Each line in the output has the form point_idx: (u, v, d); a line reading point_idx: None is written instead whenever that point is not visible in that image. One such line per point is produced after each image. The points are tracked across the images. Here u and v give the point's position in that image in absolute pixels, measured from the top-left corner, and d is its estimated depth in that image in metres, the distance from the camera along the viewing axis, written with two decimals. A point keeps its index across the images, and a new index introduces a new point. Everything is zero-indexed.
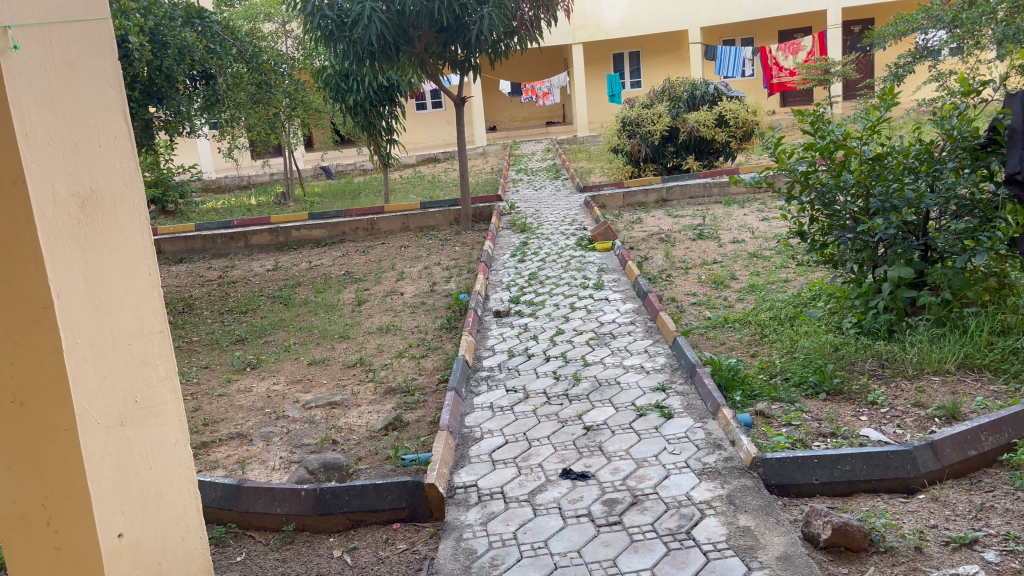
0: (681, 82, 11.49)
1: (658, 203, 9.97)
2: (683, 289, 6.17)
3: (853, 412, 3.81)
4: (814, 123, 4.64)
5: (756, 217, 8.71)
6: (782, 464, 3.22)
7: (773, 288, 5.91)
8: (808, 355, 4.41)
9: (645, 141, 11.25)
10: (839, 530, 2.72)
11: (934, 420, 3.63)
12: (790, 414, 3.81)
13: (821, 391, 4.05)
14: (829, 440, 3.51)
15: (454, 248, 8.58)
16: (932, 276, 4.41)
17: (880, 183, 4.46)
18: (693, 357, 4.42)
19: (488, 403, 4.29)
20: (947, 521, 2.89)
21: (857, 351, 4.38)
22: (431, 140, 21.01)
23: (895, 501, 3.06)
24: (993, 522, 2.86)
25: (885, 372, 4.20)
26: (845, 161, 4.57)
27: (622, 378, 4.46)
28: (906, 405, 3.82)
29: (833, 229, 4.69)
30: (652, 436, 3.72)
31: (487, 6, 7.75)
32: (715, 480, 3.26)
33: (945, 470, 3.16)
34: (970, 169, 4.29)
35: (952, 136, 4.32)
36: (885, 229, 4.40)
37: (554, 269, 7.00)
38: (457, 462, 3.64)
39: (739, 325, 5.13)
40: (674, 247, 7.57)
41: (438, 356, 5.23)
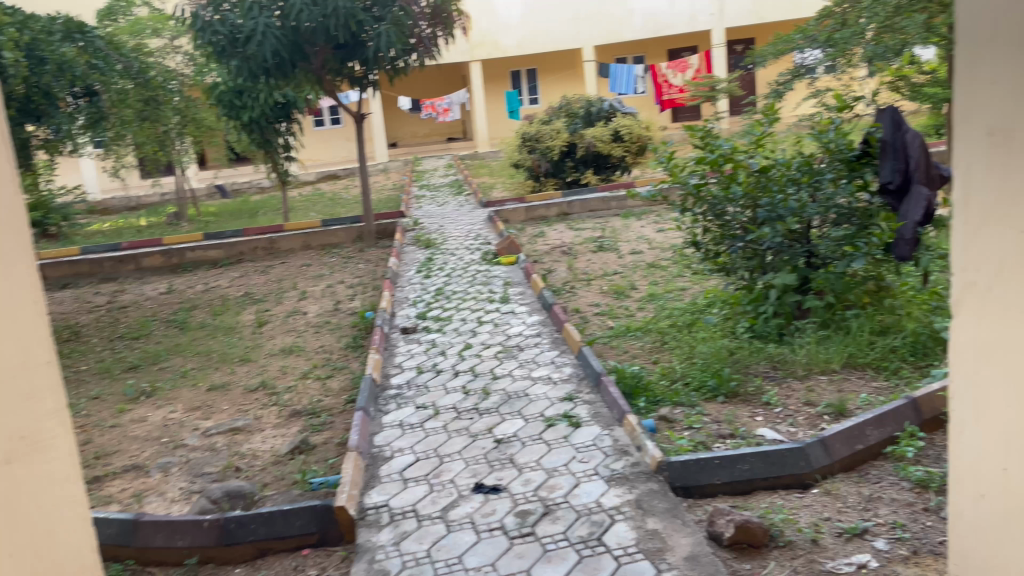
0: (577, 98, 11.79)
1: (560, 216, 10.17)
2: (586, 299, 6.31)
3: (749, 413, 3.99)
4: (704, 138, 4.92)
5: (653, 228, 8.99)
6: (685, 466, 3.33)
7: (670, 296, 6.13)
8: (706, 359, 4.60)
9: (545, 156, 11.47)
10: (741, 527, 2.84)
11: (823, 417, 3.85)
12: (692, 417, 3.95)
13: (719, 394, 4.21)
14: (728, 441, 3.66)
15: (358, 266, 8.47)
16: (817, 281, 4.70)
17: (767, 195, 4.72)
18: (598, 366, 4.54)
19: (398, 421, 4.26)
20: (840, 513, 3.06)
21: (751, 355, 4.60)
22: (330, 157, 20.72)
23: (792, 497, 3.22)
24: (881, 512, 3.04)
25: (777, 374, 4.42)
26: (733, 174, 4.82)
27: (531, 391, 4.50)
28: (798, 404, 4.03)
29: (725, 239, 4.91)
30: (562, 445, 3.78)
31: (384, 23, 7.73)
32: (623, 485, 3.34)
33: (835, 464, 3.35)
34: (847, 179, 4.59)
35: (829, 148, 4.63)
36: (773, 238, 4.65)
37: (459, 284, 7.02)
38: (367, 483, 3.59)
39: (640, 333, 5.28)
40: (576, 259, 7.73)
41: (344, 376, 5.14)
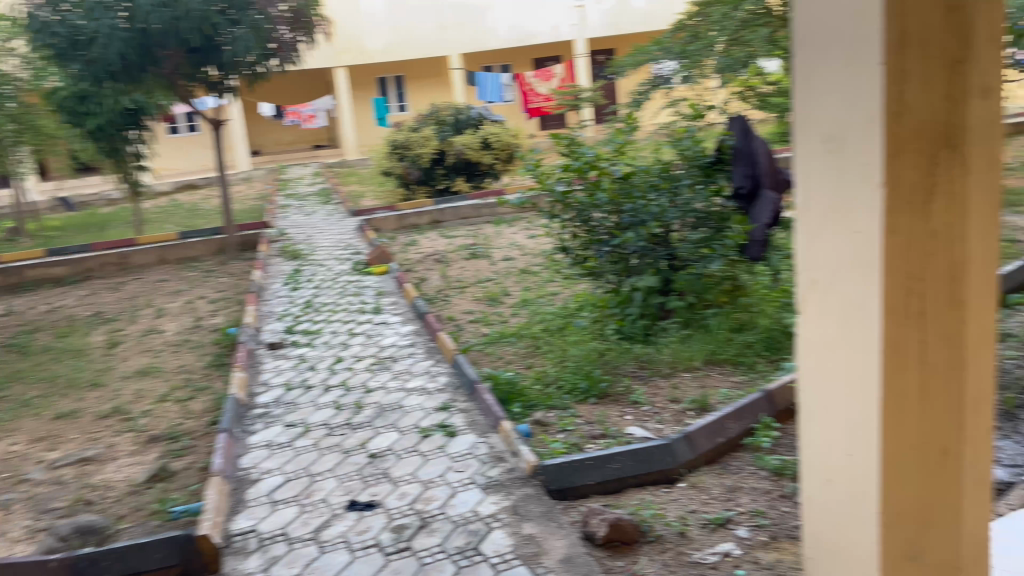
0: (445, 106, 11.79)
1: (431, 224, 10.13)
2: (460, 307, 6.30)
3: (620, 412, 4.10)
4: (569, 145, 5.03)
5: (524, 235, 9.11)
6: (559, 469, 3.38)
7: (542, 301, 6.22)
8: (577, 362, 4.69)
9: (415, 164, 11.40)
10: (614, 525, 2.91)
11: (688, 413, 4.01)
12: (565, 420, 4.01)
13: (591, 395, 4.30)
14: (600, 441, 3.74)
15: (220, 280, 8.09)
16: (678, 282, 4.92)
17: (629, 201, 4.87)
18: (473, 374, 4.54)
19: (265, 441, 4.08)
20: (704, 505, 3.18)
21: (620, 355, 4.73)
22: (188, 166, 19.74)
23: (661, 492, 3.33)
24: (742, 501, 3.19)
25: (645, 373, 4.57)
26: (598, 181, 4.95)
27: (405, 402, 4.43)
28: (664, 401, 4.18)
29: (592, 244, 5.01)
30: (437, 456, 3.74)
31: (241, 27, 7.45)
32: (499, 492, 3.34)
33: (700, 458, 3.49)
34: (703, 184, 4.84)
35: (686, 155, 4.89)
36: (637, 242, 4.80)
37: (329, 296, 6.84)
38: (233, 508, 3.42)
39: (514, 339, 5.32)
40: (449, 267, 7.71)
41: (207, 397, 4.88)
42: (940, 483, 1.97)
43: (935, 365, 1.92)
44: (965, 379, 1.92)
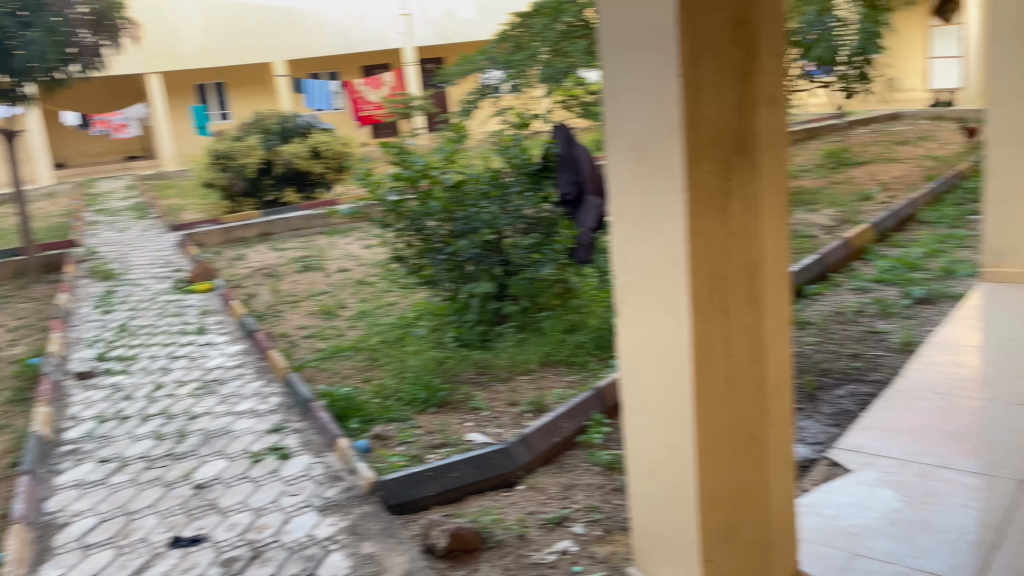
0: (270, 114, 11.36)
1: (260, 237, 9.72)
2: (293, 322, 6.08)
3: (459, 420, 4.10)
4: (399, 154, 4.97)
5: (359, 245, 8.93)
6: (399, 483, 3.33)
7: (379, 312, 6.12)
8: (416, 371, 4.65)
9: (240, 175, 10.90)
10: (454, 535, 2.91)
11: (525, 415, 4.08)
12: (404, 432, 3.95)
13: (430, 405, 4.27)
14: (440, 451, 3.72)
15: (19, 306, 7.33)
16: (512, 287, 5.00)
17: (461, 209, 4.89)
18: (307, 392, 4.38)
19: (75, 481, 3.73)
20: (542, 505, 3.24)
21: (458, 363, 4.74)
22: None
23: (500, 496, 3.36)
24: (578, 498, 3.28)
25: (484, 378, 4.60)
26: (429, 190, 4.94)
27: (233, 426, 4.20)
28: (502, 405, 4.23)
29: (427, 253, 4.98)
30: (270, 481, 3.57)
31: (33, 29, 6.79)
32: (336, 513, 3.24)
33: (536, 459, 3.55)
34: (531, 192, 4.98)
35: (514, 163, 4.99)
36: (471, 250, 4.84)
37: (147, 317, 6.38)
38: (37, 559, 3.10)
39: (351, 353, 5.18)
40: (280, 281, 7.42)
41: (5, 436, 4.39)
42: (747, 468, 2.09)
43: (738, 359, 2.03)
44: (763, 368, 2.06)
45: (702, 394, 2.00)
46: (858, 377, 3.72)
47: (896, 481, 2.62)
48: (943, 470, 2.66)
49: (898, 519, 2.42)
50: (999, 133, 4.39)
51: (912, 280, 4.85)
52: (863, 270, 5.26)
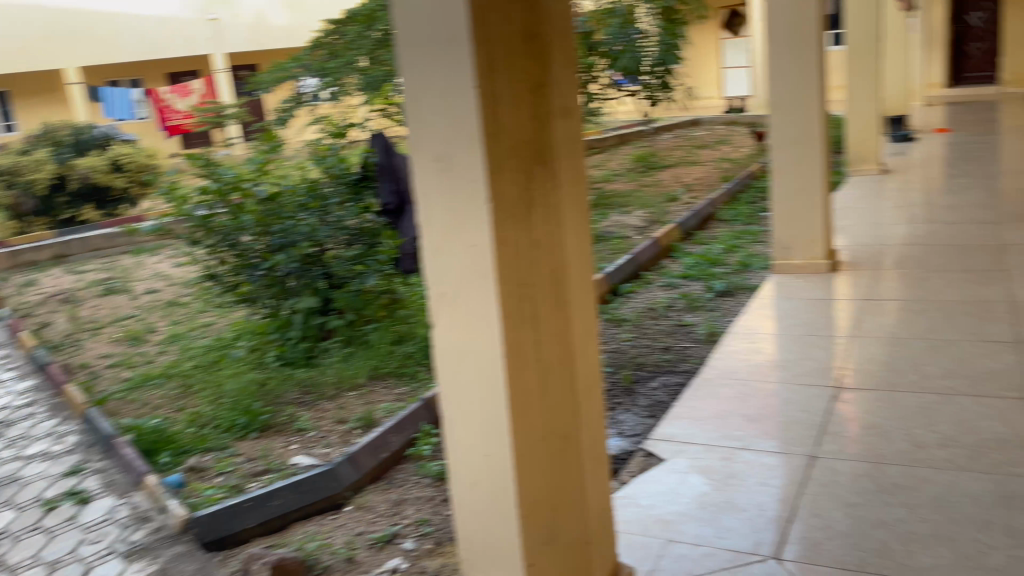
0: (60, 125, 10.38)
1: (54, 259, 8.85)
2: (94, 352, 5.56)
3: (284, 443, 3.87)
4: (206, 165, 4.70)
5: (169, 262, 8.35)
6: (215, 517, 3.13)
7: (194, 334, 5.73)
8: (234, 397, 4.31)
9: (27, 192, 9.88)
10: (277, 567, 2.75)
11: (355, 432, 3.90)
12: (222, 462, 3.68)
13: (251, 430, 4.00)
14: (262, 478, 3.51)
15: None
16: (336, 300, 4.79)
17: (277, 222, 4.67)
18: (109, 428, 4.07)
19: None
20: (370, 525, 3.15)
21: (280, 384, 4.46)
22: None
23: (326, 520, 3.23)
24: (407, 513, 3.22)
25: (310, 399, 4.35)
26: (241, 203, 4.70)
27: (23, 472, 3.83)
28: (330, 424, 4.03)
29: (243, 270, 4.71)
30: (66, 530, 3.28)
31: None
32: (144, 558, 3.05)
33: (364, 477, 3.45)
34: (351, 202, 4.88)
35: (331, 172, 4.87)
36: (289, 264, 4.61)
37: None
38: None
39: (162, 381, 4.76)
40: (79, 307, 6.78)
41: None
42: (563, 473, 2.09)
43: (550, 366, 2.03)
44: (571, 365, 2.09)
45: (517, 406, 1.95)
46: (669, 369, 3.93)
47: (704, 466, 2.76)
48: (743, 451, 2.81)
49: (706, 503, 2.54)
50: (780, 137, 4.80)
51: (715, 275, 5.21)
52: (671, 268, 5.58)
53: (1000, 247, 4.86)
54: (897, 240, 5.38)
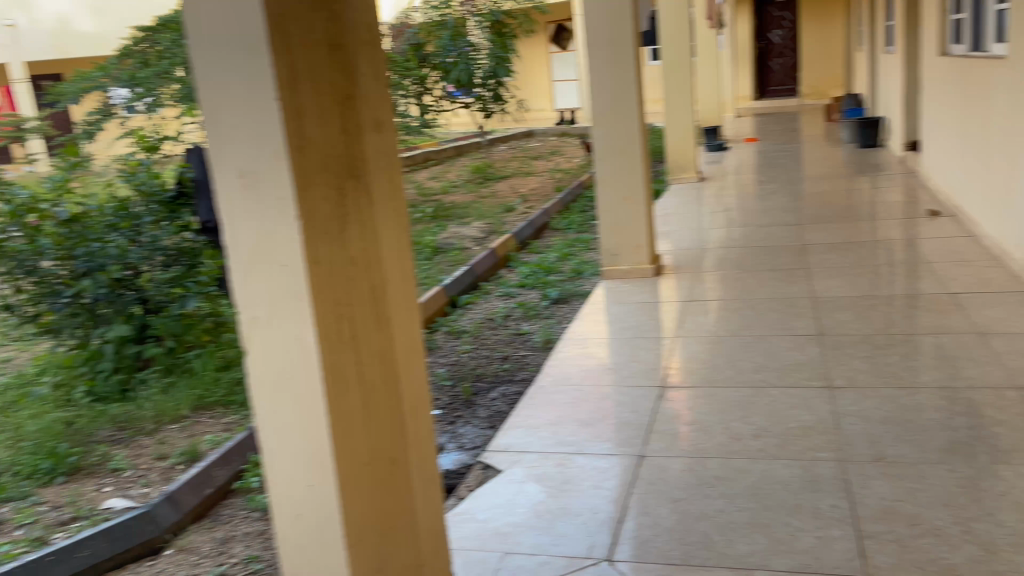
0: None
1: None
2: None
3: (95, 486, 3.52)
4: None
5: None
6: None
7: None
8: (35, 440, 3.84)
9: None
10: None
11: (178, 467, 3.62)
12: (21, 513, 3.28)
13: (57, 474, 3.61)
14: (69, 527, 3.17)
15: None
16: (154, 327, 4.48)
17: (82, 245, 4.24)
18: None
19: None
20: (194, 568, 2.92)
21: (92, 421, 4.06)
22: None
23: (144, 567, 2.96)
24: (236, 551, 3.02)
25: (125, 435, 4.00)
26: (39, 226, 4.18)
27: None
28: (149, 461, 3.71)
29: (44, 298, 4.22)
30: None
31: None
32: None
33: (186, 517, 3.21)
34: (167, 221, 4.58)
35: (143, 190, 4.55)
36: (97, 291, 4.24)
37: None
38: None
39: None
40: None
41: None
42: (396, 515, 1.91)
43: (377, 395, 1.83)
44: (400, 399, 1.91)
45: (343, 443, 1.73)
46: (507, 379, 3.94)
47: (539, 474, 2.75)
48: (577, 456, 2.84)
49: (542, 510, 2.52)
50: (603, 147, 4.98)
51: (549, 283, 5.32)
52: (509, 277, 5.64)
53: (803, 247, 5.28)
54: (715, 243, 5.72)
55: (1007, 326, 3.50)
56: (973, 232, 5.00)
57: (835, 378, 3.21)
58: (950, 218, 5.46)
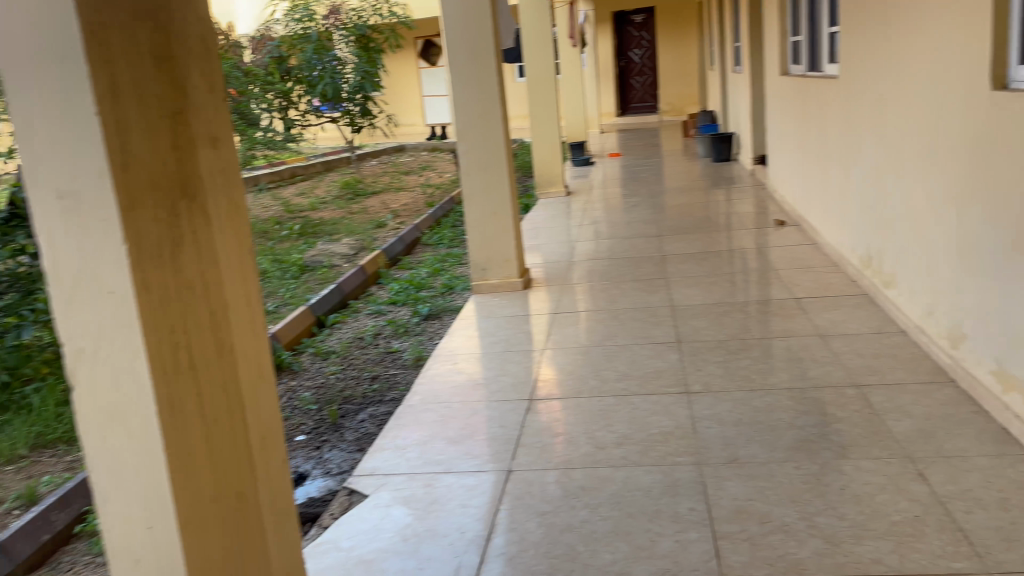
0: None
1: None
2: None
3: None
4: None
5: None
6: None
7: None
8: None
9: None
10: None
11: (12, 512, 3.30)
12: None
13: None
14: None
15: None
16: None
17: None
18: None
19: None
20: None
21: None
22: None
23: None
24: None
25: None
26: None
27: None
28: None
29: None
30: None
31: None
32: None
33: (18, 568, 2.93)
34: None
35: None
36: None
37: None
38: None
39: None
40: None
41: None
42: (245, 555, 1.78)
43: (221, 428, 1.71)
44: (247, 430, 1.79)
45: (184, 482, 1.61)
46: (377, 400, 3.84)
47: (407, 496, 2.70)
48: (445, 475, 2.81)
49: (408, 534, 2.47)
50: (469, 163, 4.99)
51: (420, 299, 5.26)
52: (379, 295, 5.54)
53: (663, 257, 5.49)
54: (582, 255, 5.85)
55: (844, 328, 3.76)
56: (815, 240, 5.35)
57: (692, 384, 3.33)
58: (794, 227, 5.82)
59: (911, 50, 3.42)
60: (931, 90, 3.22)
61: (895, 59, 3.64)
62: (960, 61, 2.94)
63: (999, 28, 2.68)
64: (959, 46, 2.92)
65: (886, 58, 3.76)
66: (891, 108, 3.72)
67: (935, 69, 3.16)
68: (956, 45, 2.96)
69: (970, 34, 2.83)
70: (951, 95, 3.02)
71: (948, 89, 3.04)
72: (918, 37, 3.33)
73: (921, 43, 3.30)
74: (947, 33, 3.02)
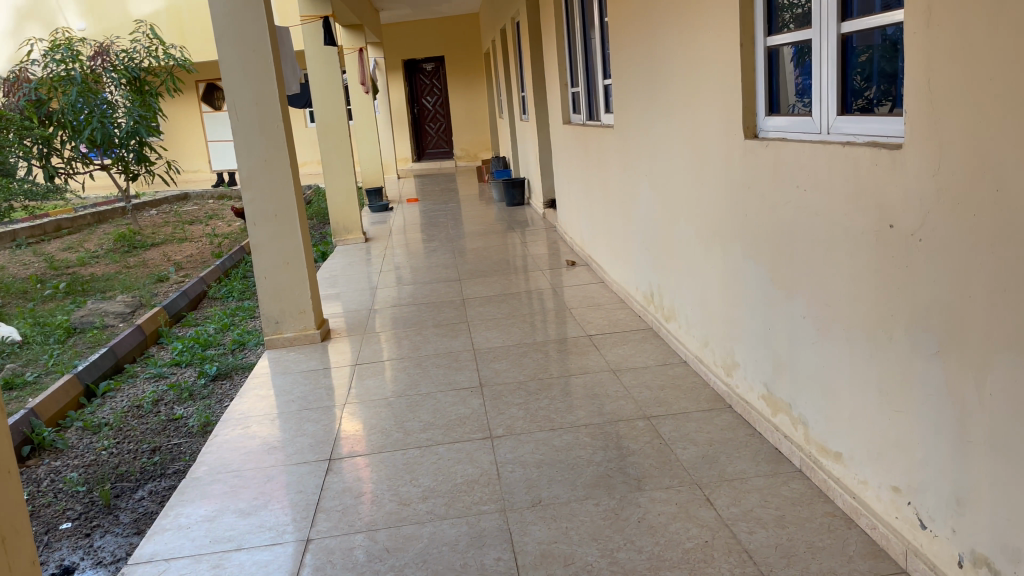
0: None
1: None
2: None
3: None
4: None
5: None
6: None
7: None
8: None
9: None
10: None
11: None
12: None
13: None
14: None
15: None
16: None
17: None
18: None
19: None
20: None
21: None
22: None
23: None
24: None
25: None
26: None
27: None
28: None
29: None
30: None
31: None
32: None
33: None
34: None
35: None
36: None
37: None
38: None
39: None
40: None
41: None
42: None
43: None
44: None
45: None
46: (157, 475, 3.49)
47: None
48: (235, 553, 2.58)
49: None
50: (255, 213, 4.76)
51: (207, 358, 4.90)
52: (160, 356, 5.10)
53: (462, 301, 5.53)
54: (381, 302, 5.75)
55: (632, 362, 3.95)
56: (603, 278, 5.64)
57: (495, 429, 3.33)
58: (584, 267, 6.11)
59: (676, 104, 3.72)
60: (695, 140, 3.50)
61: (662, 109, 3.93)
62: (716, 113, 3.23)
63: (747, 84, 2.98)
64: (715, 99, 3.22)
65: (655, 109, 4.07)
66: (661, 154, 4.01)
67: (697, 121, 3.45)
68: (713, 99, 3.25)
69: (723, 90, 3.13)
70: (710, 144, 3.32)
71: (709, 139, 3.33)
72: (681, 92, 3.62)
73: (684, 97, 3.60)
74: (705, 87, 3.31)
